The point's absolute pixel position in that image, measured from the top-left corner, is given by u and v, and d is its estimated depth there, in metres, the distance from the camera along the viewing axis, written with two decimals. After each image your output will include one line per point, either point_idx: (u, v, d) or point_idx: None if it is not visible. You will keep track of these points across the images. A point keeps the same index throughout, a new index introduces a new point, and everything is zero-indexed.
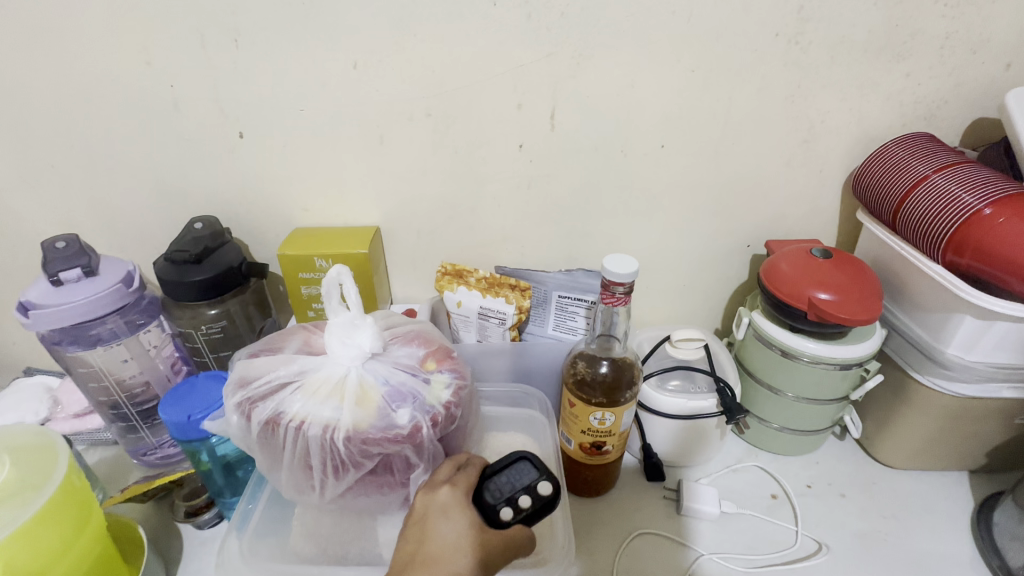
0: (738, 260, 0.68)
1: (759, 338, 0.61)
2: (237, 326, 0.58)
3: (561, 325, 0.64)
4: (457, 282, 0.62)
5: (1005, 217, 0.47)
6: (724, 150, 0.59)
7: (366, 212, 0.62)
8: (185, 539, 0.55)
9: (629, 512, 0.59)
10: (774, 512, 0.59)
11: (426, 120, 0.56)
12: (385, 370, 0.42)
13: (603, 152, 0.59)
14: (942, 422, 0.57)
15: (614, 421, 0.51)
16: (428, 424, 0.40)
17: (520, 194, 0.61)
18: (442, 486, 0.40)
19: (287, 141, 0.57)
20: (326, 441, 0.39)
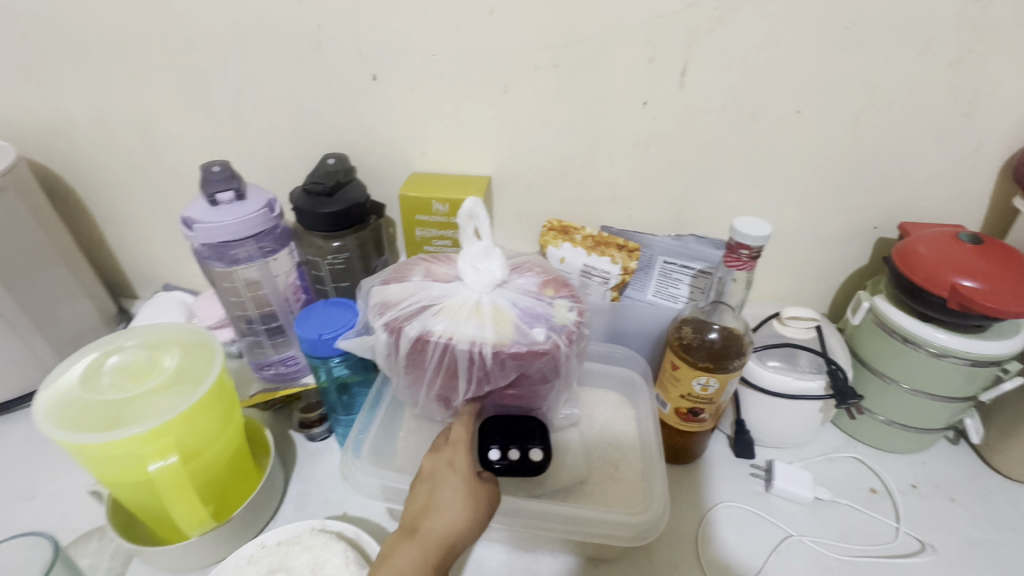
0: (860, 242, 0.63)
1: (879, 326, 0.57)
2: (355, 261, 0.63)
3: (662, 291, 0.62)
4: (562, 238, 0.62)
5: None
6: (866, 120, 0.55)
7: (481, 161, 0.63)
8: (299, 447, 0.61)
9: (716, 483, 0.59)
10: (872, 506, 0.57)
11: (552, 71, 0.56)
12: (513, 296, 0.46)
13: (731, 114, 0.56)
14: None
15: (718, 388, 0.51)
16: (563, 342, 0.44)
17: (636, 153, 0.60)
18: (448, 444, 0.43)
19: (416, 85, 0.59)
20: (474, 355, 0.42)
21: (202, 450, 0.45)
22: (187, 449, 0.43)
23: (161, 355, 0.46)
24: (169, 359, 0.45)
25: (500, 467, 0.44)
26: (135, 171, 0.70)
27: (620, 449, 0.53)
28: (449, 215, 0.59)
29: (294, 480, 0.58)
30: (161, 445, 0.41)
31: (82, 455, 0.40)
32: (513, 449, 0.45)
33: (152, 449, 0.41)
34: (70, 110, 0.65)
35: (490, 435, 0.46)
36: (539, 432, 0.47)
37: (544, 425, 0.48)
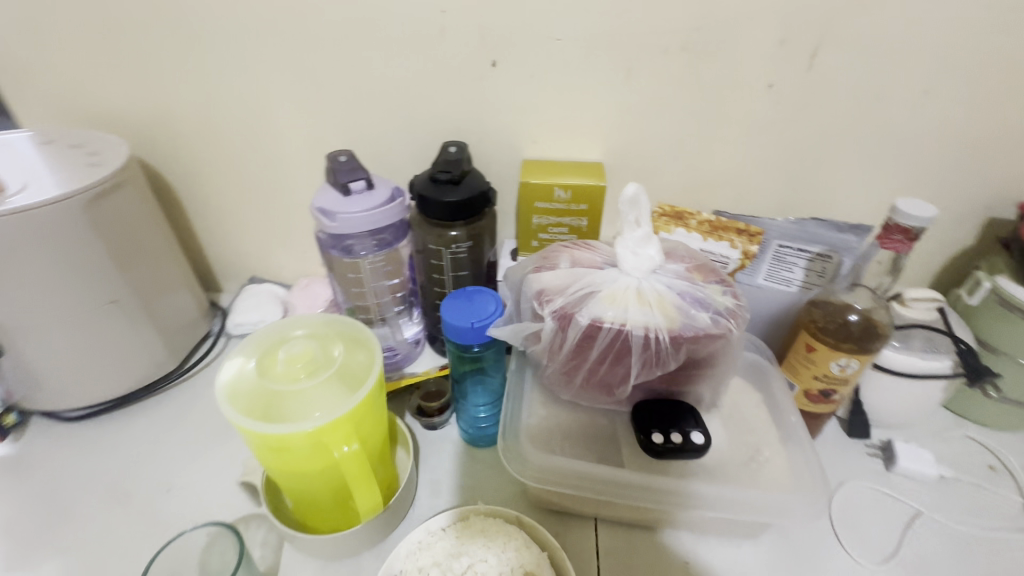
0: (970, 223, 0.63)
1: (1001, 304, 0.58)
2: (475, 251, 0.62)
3: (775, 274, 0.62)
4: (676, 223, 0.62)
5: None
6: (994, 101, 0.55)
7: (592, 147, 0.63)
8: (419, 435, 0.61)
9: (835, 464, 0.60)
10: (993, 482, 0.58)
11: (679, 54, 0.55)
12: (670, 282, 0.46)
13: (857, 96, 0.56)
14: None
15: (857, 369, 0.52)
16: (728, 326, 0.44)
17: (754, 137, 0.60)
18: None
19: (535, 71, 0.58)
20: (647, 340, 0.42)
21: (370, 438, 0.45)
22: (362, 437, 0.44)
23: (324, 346, 0.46)
24: (333, 349, 0.46)
25: (667, 450, 0.45)
26: (234, 163, 0.69)
27: (755, 430, 0.54)
28: (570, 201, 0.59)
29: (422, 467, 0.58)
30: (344, 434, 0.42)
31: (273, 444, 0.40)
32: (674, 432, 0.46)
33: (335, 438, 0.41)
34: (173, 103, 0.64)
35: (649, 420, 0.47)
36: (691, 415, 0.48)
37: (694, 409, 0.49)
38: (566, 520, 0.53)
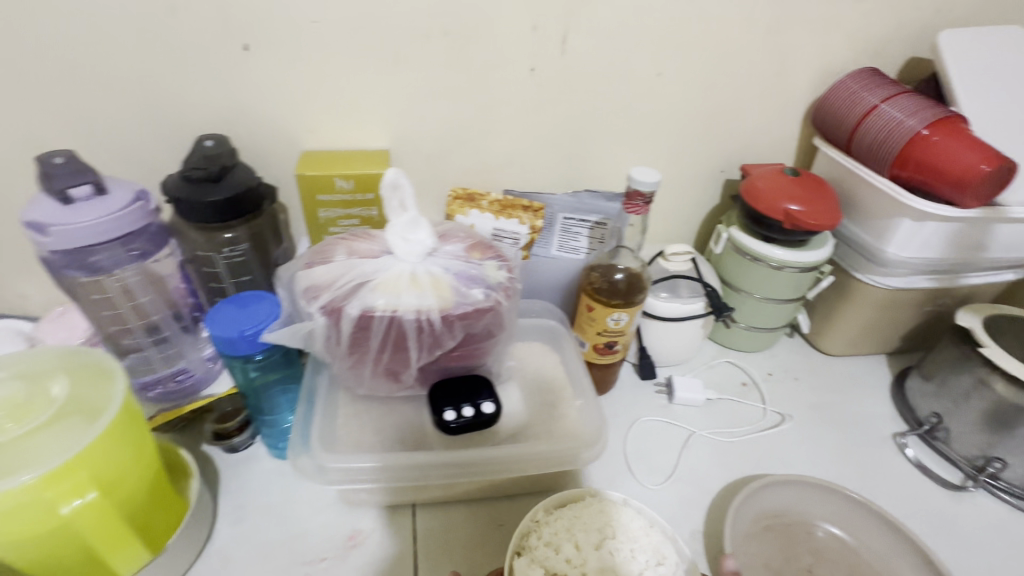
0: (712, 185, 0.75)
1: (736, 250, 0.70)
2: (254, 253, 0.58)
3: (565, 245, 0.67)
4: (469, 205, 0.65)
5: (939, 136, 0.56)
6: (711, 80, 0.65)
7: (374, 133, 0.62)
8: (219, 461, 0.56)
9: (630, 405, 0.68)
10: (745, 395, 0.70)
11: (442, 39, 0.56)
12: (445, 263, 0.47)
13: (607, 78, 0.62)
14: (874, 311, 0.69)
15: (627, 320, 0.58)
16: (501, 298, 0.46)
17: (527, 119, 0.64)
18: None
19: (295, 55, 0.55)
20: (421, 323, 0.43)
21: (122, 481, 0.39)
22: (108, 482, 0.38)
23: (43, 386, 0.39)
24: (56, 388, 0.39)
25: (458, 425, 0.47)
26: None
27: (553, 390, 0.58)
28: (354, 191, 0.57)
29: (222, 497, 0.53)
30: (75, 483, 0.36)
31: None
32: (467, 406, 0.48)
33: (63, 490, 0.35)
34: None
35: (443, 399, 0.48)
36: (486, 386, 0.50)
37: (489, 380, 0.51)
38: (384, 513, 0.53)
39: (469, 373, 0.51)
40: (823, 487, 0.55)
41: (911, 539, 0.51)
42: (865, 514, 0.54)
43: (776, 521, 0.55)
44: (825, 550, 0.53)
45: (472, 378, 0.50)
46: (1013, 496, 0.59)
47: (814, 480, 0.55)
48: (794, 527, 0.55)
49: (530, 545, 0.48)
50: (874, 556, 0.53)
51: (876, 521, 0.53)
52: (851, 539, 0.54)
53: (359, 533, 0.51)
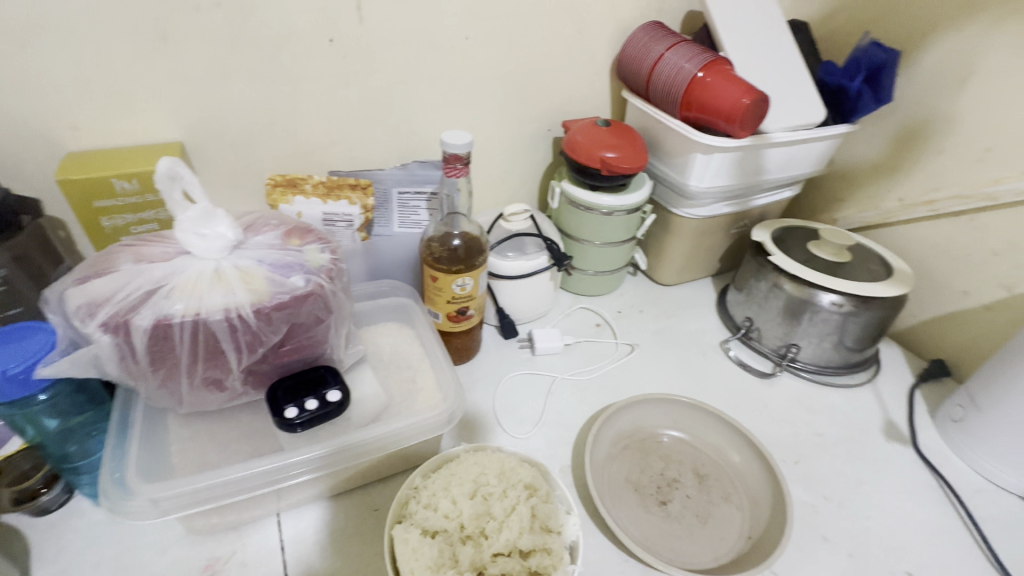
0: (543, 143, 0.78)
1: (570, 203, 0.74)
2: (20, 280, 0.48)
3: (406, 220, 0.66)
4: (292, 191, 0.60)
5: (711, 77, 0.64)
6: (518, 41, 0.67)
7: (159, 123, 0.54)
8: (27, 528, 0.47)
9: (496, 365, 0.70)
10: (599, 334, 0.76)
11: (216, 11, 0.51)
12: (256, 254, 0.44)
13: (413, 44, 0.61)
14: (692, 240, 0.79)
15: (473, 284, 0.59)
16: (325, 281, 0.44)
17: (338, 94, 0.61)
18: None
19: (26, 39, 0.46)
20: (232, 321, 0.39)
21: None
22: None
23: None
24: None
25: (303, 421, 0.44)
26: None
27: (410, 365, 0.58)
28: (142, 191, 0.50)
29: (37, 566, 0.45)
30: None
31: None
32: (309, 399, 0.45)
33: None
34: None
35: (282, 397, 0.45)
36: (331, 375, 0.48)
37: (334, 367, 0.49)
38: (245, 531, 0.49)
39: (309, 365, 0.48)
40: (661, 399, 0.62)
41: (730, 424, 0.60)
42: (692, 411, 0.62)
43: (627, 440, 0.61)
44: (670, 453, 0.61)
45: (314, 370, 0.48)
46: (809, 373, 0.71)
47: (654, 395, 0.62)
48: (644, 440, 0.61)
49: (409, 512, 0.45)
50: (707, 447, 0.61)
51: (706, 417, 0.61)
52: (688, 437, 0.62)
53: (217, 560, 0.47)
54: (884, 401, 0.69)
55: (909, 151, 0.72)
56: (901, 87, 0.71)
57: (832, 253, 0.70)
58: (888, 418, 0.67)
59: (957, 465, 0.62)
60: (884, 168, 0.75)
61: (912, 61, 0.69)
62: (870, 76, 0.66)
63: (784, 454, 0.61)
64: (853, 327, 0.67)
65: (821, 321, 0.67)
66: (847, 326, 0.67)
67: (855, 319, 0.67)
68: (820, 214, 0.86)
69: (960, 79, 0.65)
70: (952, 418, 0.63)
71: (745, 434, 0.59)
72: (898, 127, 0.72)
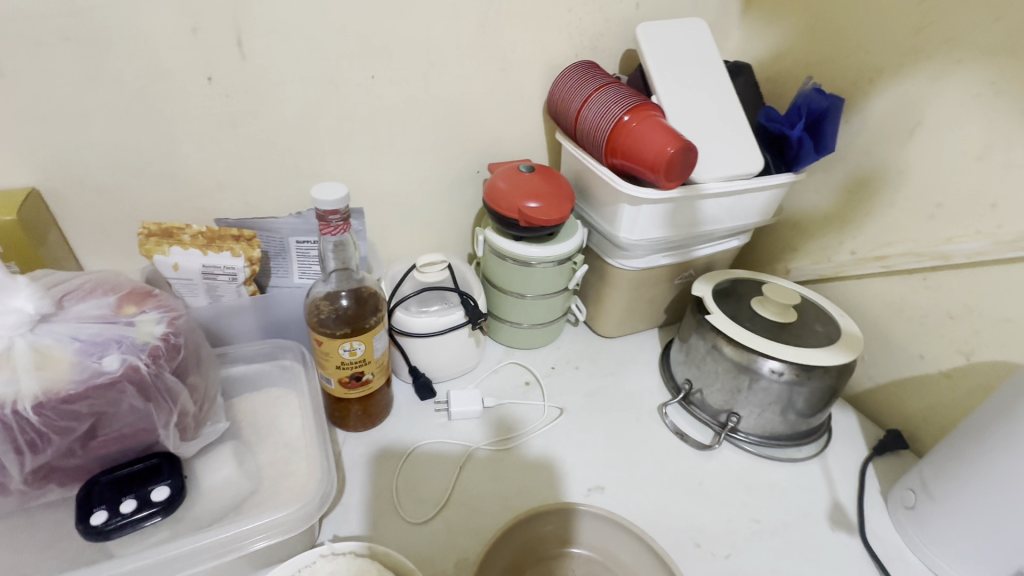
0: (470, 186, 0.72)
1: (495, 253, 0.68)
2: None
3: (307, 270, 0.61)
4: (167, 242, 0.54)
5: (637, 122, 0.59)
6: (433, 80, 0.62)
7: (7, 168, 0.49)
8: None
9: (404, 433, 0.62)
10: (527, 394, 0.70)
11: (65, 46, 0.45)
12: (67, 328, 0.37)
13: (309, 83, 0.56)
14: (630, 292, 0.73)
15: (366, 348, 0.52)
16: (145, 362, 0.37)
17: (224, 136, 0.55)
18: None
19: None
20: (5, 417, 0.33)
21: None
22: None
23: None
24: None
25: (115, 526, 0.38)
26: None
27: (287, 444, 0.52)
28: None
29: None
30: None
31: None
32: (128, 499, 0.39)
33: None
34: None
35: (96, 496, 0.38)
36: (167, 466, 0.41)
37: (173, 456, 0.42)
38: None
39: (140, 455, 0.41)
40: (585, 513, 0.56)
41: (649, 547, 0.53)
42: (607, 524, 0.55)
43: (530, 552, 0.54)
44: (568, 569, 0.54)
45: (146, 462, 0.41)
46: (752, 445, 0.65)
47: (577, 508, 0.55)
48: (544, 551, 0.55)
49: None
50: (622, 570, 0.54)
51: (626, 536, 0.54)
52: (602, 557, 0.55)
53: None
54: (833, 478, 0.63)
55: (859, 203, 0.67)
56: (848, 135, 0.66)
57: (776, 311, 0.64)
58: (835, 500, 0.61)
59: (910, 561, 0.55)
60: (835, 219, 0.70)
61: (859, 108, 0.64)
62: (811, 123, 0.61)
63: (713, 545, 0.55)
64: (797, 397, 0.61)
65: (761, 389, 0.61)
66: (791, 396, 0.61)
67: (799, 389, 0.60)
68: (773, 264, 0.80)
69: (907, 130, 0.60)
70: (904, 504, 0.56)
71: (663, 556, 0.52)
72: (847, 177, 0.67)
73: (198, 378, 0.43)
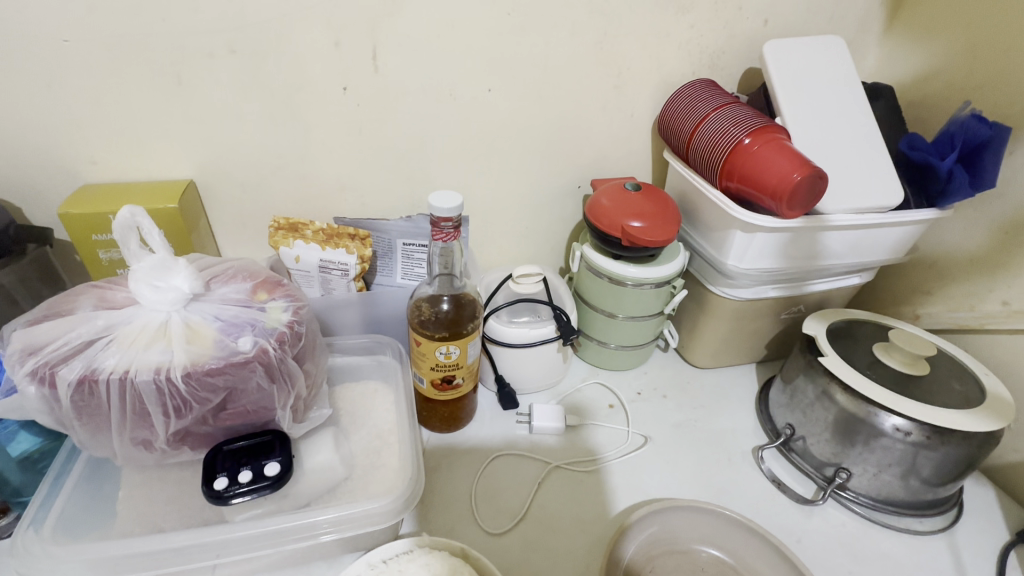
0: (571, 201, 0.72)
1: (590, 269, 0.67)
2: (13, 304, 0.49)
3: (409, 272, 0.64)
4: (293, 236, 0.59)
5: (759, 145, 0.55)
6: (546, 95, 0.62)
7: (173, 163, 0.56)
8: None
9: (486, 440, 0.63)
10: (610, 418, 0.68)
11: (231, 57, 0.51)
12: (213, 309, 0.41)
13: (431, 94, 0.59)
14: (731, 323, 0.68)
15: (460, 353, 0.53)
16: (273, 346, 0.41)
17: (350, 141, 0.59)
18: None
19: (52, 79, 0.49)
20: (159, 383, 0.37)
21: None
22: None
23: None
24: None
25: (233, 493, 0.41)
26: None
27: (380, 436, 0.53)
28: None
29: None
30: None
31: None
32: (245, 470, 0.42)
33: None
34: None
35: (219, 463, 0.42)
36: (278, 443, 0.44)
37: (285, 435, 0.45)
38: None
39: (256, 430, 0.45)
40: (690, 508, 0.56)
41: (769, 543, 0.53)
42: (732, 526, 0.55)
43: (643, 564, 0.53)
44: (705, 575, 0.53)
45: (261, 437, 0.44)
46: (862, 507, 0.58)
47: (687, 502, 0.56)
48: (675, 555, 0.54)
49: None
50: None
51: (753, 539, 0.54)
52: (732, 561, 0.54)
53: None
54: (962, 561, 0.55)
55: (1018, 248, 0.58)
56: (1009, 170, 0.58)
57: (904, 362, 0.57)
58: None
59: None
60: (983, 264, 0.62)
61: None
62: (967, 154, 0.54)
63: None
64: (925, 463, 0.54)
65: (881, 448, 0.55)
66: (917, 461, 0.54)
67: (927, 452, 0.53)
68: (898, 307, 0.72)
69: None
70: None
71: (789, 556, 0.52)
72: (1004, 216, 0.59)
73: (311, 365, 0.46)
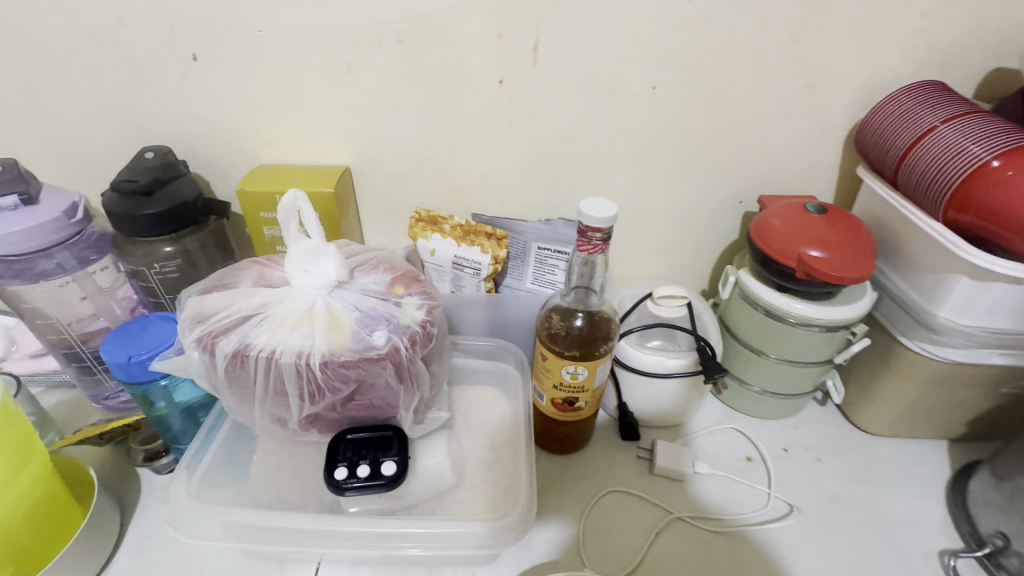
0: (728, 217, 0.63)
1: (744, 298, 0.58)
2: (194, 267, 0.55)
3: (540, 278, 0.61)
4: (431, 229, 0.58)
5: (1015, 170, 0.43)
6: (720, 95, 0.54)
7: (333, 149, 0.58)
8: (144, 483, 0.53)
9: (600, 471, 0.57)
10: (748, 474, 0.58)
11: (397, 47, 0.51)
12: (353, 298, 0.41)
13: (589, 91, 0.54)
14: (925, 389, 0.54)
15: (588, 375, 0.48)
16: (404, 345, 0.39)
17: (498, 137, 0.57)
18: None
19: (245, 66, 0.53)
20: (300, 367, 0.38)
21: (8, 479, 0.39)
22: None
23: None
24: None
25: (350, 486, 0.41)
26: None
27: (492, 449, 0.51)
28: None
29: (134, 522, 0.50)
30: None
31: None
32: (363, 464, 0.42)
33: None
34: None
35: (341, 451, 0.42)
36: (396, 441, 0.44)
37: (403, 433, 0.44)
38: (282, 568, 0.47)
39: (378, 423, 0.44)
40: None
41: None
42: None
43: None
44: None
45: (381, 431, 0.44)
46: None
47: None
48: None
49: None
50: None
51: None
52: None
53: None
54: None
55: None
56: None
57: None
58: None
59: None
60: None
61: None
62: None
63: None
64: None
65: None
66: None
67: None
68: None
69: None
70: None
71: None
72: None
73: (437, 367, 0.45)
